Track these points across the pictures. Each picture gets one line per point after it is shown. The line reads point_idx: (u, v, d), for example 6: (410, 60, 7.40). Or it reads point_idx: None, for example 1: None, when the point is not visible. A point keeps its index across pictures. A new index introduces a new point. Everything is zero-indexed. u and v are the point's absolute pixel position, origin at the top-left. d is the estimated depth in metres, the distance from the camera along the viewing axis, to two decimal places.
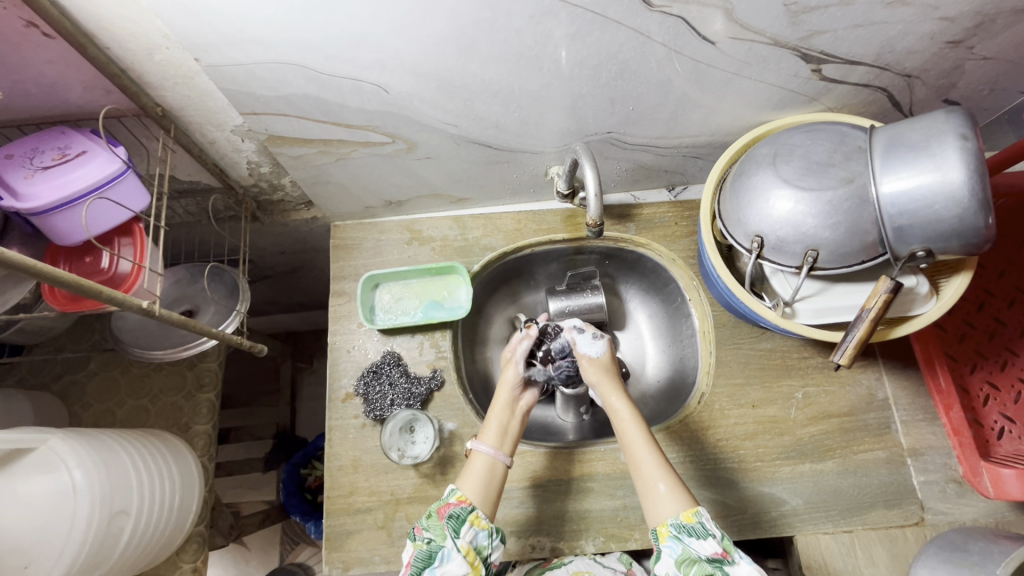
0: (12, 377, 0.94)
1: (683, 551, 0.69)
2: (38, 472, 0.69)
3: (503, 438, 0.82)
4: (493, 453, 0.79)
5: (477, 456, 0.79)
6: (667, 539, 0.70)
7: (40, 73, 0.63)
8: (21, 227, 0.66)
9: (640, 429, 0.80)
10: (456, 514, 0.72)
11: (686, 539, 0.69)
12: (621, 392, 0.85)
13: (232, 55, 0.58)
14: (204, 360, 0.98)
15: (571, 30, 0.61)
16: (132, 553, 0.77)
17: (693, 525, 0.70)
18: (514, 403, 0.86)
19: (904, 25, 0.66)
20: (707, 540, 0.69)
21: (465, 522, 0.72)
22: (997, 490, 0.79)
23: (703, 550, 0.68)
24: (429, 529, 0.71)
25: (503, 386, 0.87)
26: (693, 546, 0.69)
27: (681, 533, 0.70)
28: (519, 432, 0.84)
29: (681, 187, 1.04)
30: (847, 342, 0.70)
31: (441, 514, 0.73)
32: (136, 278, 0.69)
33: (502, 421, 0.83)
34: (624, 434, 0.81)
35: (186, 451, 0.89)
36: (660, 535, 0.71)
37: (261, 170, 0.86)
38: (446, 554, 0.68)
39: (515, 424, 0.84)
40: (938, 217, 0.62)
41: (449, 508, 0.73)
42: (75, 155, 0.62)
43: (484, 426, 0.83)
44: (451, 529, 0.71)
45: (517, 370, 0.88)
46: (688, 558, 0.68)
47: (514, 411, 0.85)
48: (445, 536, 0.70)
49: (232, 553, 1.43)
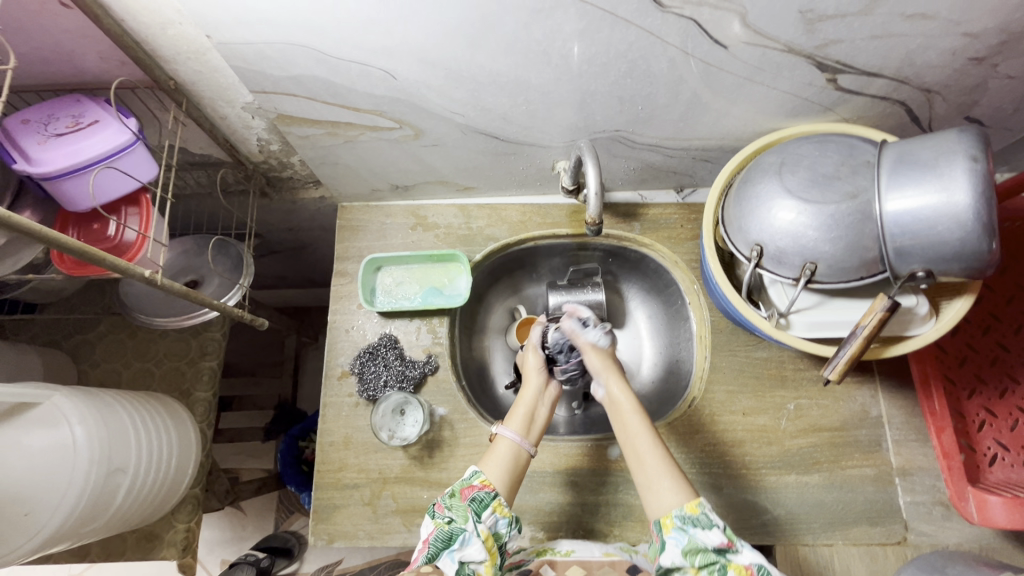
0: (26, 333, 0.98)
1: (688, 542, 0.68)
2: (39, 427, 0.72)
3: (528, 427, 0.82)
4: (518, 440, 0.79)
5: (502, 441, 0.79)
6: (673, 530, 0.69)
7: (58, 41, 0.65)
8: (34, 192, 0.69)
9: (642, 421, 0.80)
10: (480, 498, 0.72)
11: (691, 530, 0.68)
12: (624, 386, 0.84)
13: (243, 34, 0.59)
14: (208, 329, 1.01)
15: (580, 26, 0.61)
16: (126, 510, 0.80)
17: (697, 516, 0.69)
18: (546, 391, 0.87)
19: (925, 38, 0.64)
20: (713, 530, 0.68)
21: (488, 508, 0.71)
22: (982, 516, 0.77)
23: (710, 541, 0.68)
24: (451, 509, 0.71)
25: (532, 372, 0.87)
26: (700, 536, 0.68)
27: (685, 524, 0.69)
28: (546, 424, 0.84)
29: (690, 189, 1.03)
30: (838, 358, 0.70)
31: (464, 495, 0.72)
32: (140, 247, 0.71)
33: (529, 409, 0.83)
34: (625, 428, 0.80)
35: (185, 415, 0.92)
36: (665, 526, 0.70)
37: (271, 147, 0.88)
38: (466, 538, 0.68)
39: (541, 413, 0.84)
40: (940, 238, 0.61)
41: (473, 491, 0.72)
42: (88, 124, 0.64)
43: (510, 413, 0.83)
44: (473, 512, 0.70)
45: (538, 356, 0.89)
46: (694, 547, 0.68)
47: (543, 400, 0.85)
48: (466, 518, 0.69)
49: (229, 516, 1.47)
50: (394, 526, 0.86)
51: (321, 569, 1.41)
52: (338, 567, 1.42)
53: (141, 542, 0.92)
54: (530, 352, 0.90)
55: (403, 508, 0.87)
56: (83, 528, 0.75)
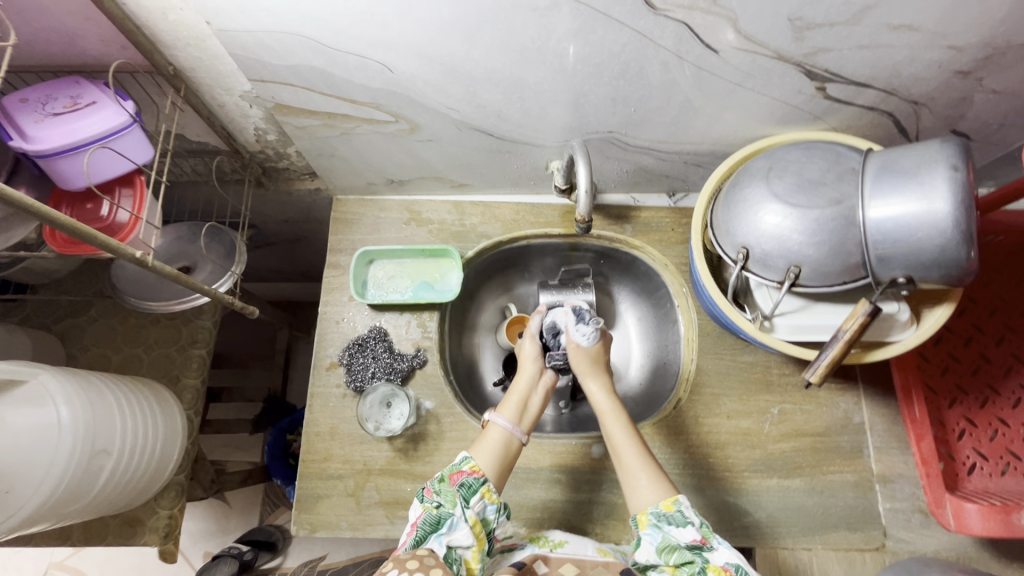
0: (17, 315, 0.98)
1: (663, 539, 0.70)
2: (26, 405, 0.72)
3: (521, 415, 0.82)
4: (510, 428, 0.79)
5: (494, 428, 0.79)
6: (648, 527, 0.71)
7: (60, 23, 0.66)
8: (29, 169, 0.70)
9: (620, 420, 0.80)
10: (468, 484, 0.72)
11: (666, 527, 0.70)
12: (602, 384, 0.85)
13: (242, 22, 0.60)
14: (199, 317, 1.01)
15: (575, 25, 0.62)
16: (108, 494, 0.80)
17: (672, 514, 0.70)
18: (539, 380, 0.87)
19: (911, 50, 0.66)
20: (687, 527, 0.69)
21: (477, 494, 0.72)
22: (959, 524, 0.78)
23: (683, 538, 0.69)
24: (440, 494, 0.71)
25: (527, 361, 0.88)
26: (674, 534, 0.69)
27: (661, 521, 0.70)
28: (538, 414, 0.84)
29: (682, 194, 1.05)
30: (820, 360, 0.70)
31: (453, 481, 0.72)
32: (133, 229, 0.71)
33: (522, 398, 0.83)
34: (603, 425, 0.81)
35: (173, 403, 0.93)
36: (641, 523, 0.72)
37: (268, 137, 0.89)
38: (454, 523, 0.68)
39: (534, 403, 0.84)
40: (920, 245, 0.62)
41: (462, 476, 0.73)
42: (86, 105, 0.65)
43: (502, 401, 0.83)
44: (462, 497, 0.70)
45: (534, 344, 0.90)
46: (668, 545, 0.69)
47: (536, 388, 0.85)
48: (454, 503, 0.70)
49: (214, 508, 1.47)
50: (376, 518, 0.86)
51: (304, 564, 1.41)
52: (321, 563, 1.42)
53: (123, 527, 0.92)
54: (528, 340, 0.91)
55: (387, 500, 0.87)
56: (64, 509, 0.75)
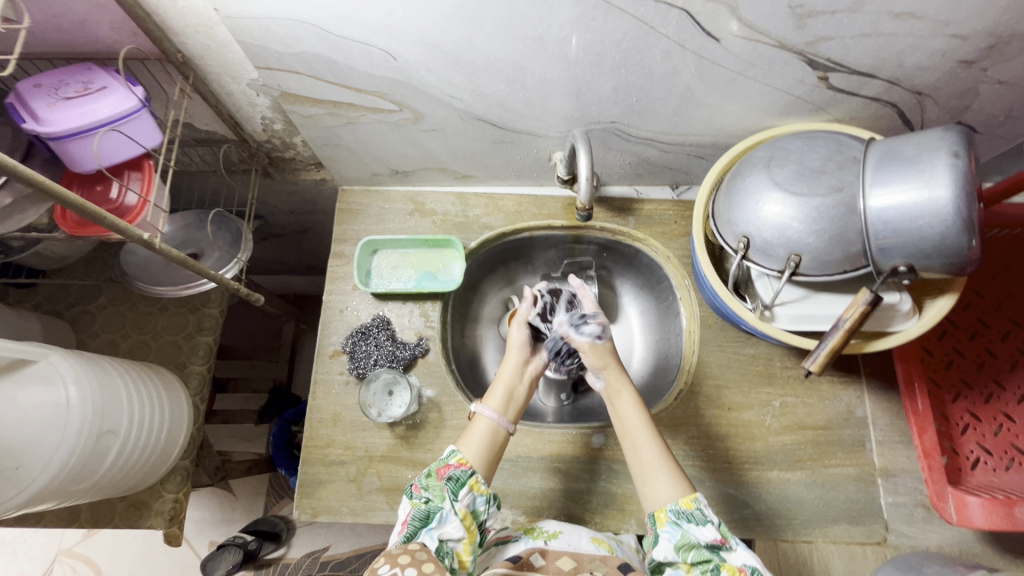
0: (30, 301, 1.01)
1: (682, 536, 0.69)
2: (37, 384, 0.74)
3: (506, 404, 0.81)
4: (497, 418, 0.78)
5: (481, 419, 0.79)
6: (666, 524, 0.70)
7: (72, 10, 0.68)
8: (42, 151, 0.72)
9: (639, 412, 0.80)
10: (456, 477, 0.71)
11: (685, 525, 0.69)
12: (623, 378, 0.83)
13: (248, 8, 0.61)
14: (207, 305, 1.03)
15: (576, 13, 0.62)
16: (115, 475, 0.82)
17: (692, 511, 0.70)
18: (524, 370, 0.85)
19: (914, 38, 0.66)
20: (707, 526, 0.68)
21: (465, 487, 0.71)
22: (960, 517, 0.77)
23: (703, 536, 0.68)
24: (428, 490, 0.70)
25: (512, 349, 0.86)
26: (692, 531, 0.69)
27: (679, 518, 0.70)
28: (525, 403, 0.84)
29: (685, 187, 1.05)
30: (819, 349, 0.70)
31: (441, 475, 0.72)
32: (141, 211, 0.73)
33: (509, 386, 0.82)
34: (620, 417, 0.80)
35: (179, 388, 0.95)
36: (659, 520, 0.71)
37: (275, 127, 0.91)
38: (443, 516, 0.67)
39: (521, 391, 0.83)
40: (921, 232, 0.62)
41: (449, 470, 0.72)
42: (97, 89, 0.67)
43: (489, 391, 0.82)
44: (450, 492, 0.70)
45: (523, 331, 0.88)
46: (687, 542, 0.68)
47: (520, 377, 0.84)
48: (443, 498, 0.69)
49: (218, 498, 1.48)
50: (377, 504, 0.87)
51: (308, 555, 1.42)
52: (325, 554, 1.43)
53: (130, 510, 0.93)
54: (516, 327, 0.88)
55: (388, 487, 0.88)
56: (71, 488, 0.76)
